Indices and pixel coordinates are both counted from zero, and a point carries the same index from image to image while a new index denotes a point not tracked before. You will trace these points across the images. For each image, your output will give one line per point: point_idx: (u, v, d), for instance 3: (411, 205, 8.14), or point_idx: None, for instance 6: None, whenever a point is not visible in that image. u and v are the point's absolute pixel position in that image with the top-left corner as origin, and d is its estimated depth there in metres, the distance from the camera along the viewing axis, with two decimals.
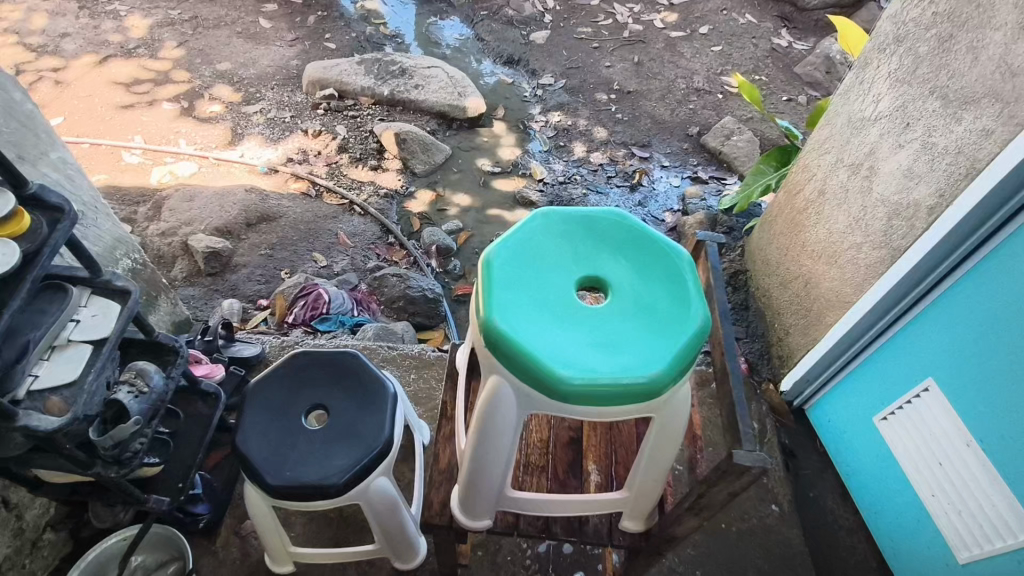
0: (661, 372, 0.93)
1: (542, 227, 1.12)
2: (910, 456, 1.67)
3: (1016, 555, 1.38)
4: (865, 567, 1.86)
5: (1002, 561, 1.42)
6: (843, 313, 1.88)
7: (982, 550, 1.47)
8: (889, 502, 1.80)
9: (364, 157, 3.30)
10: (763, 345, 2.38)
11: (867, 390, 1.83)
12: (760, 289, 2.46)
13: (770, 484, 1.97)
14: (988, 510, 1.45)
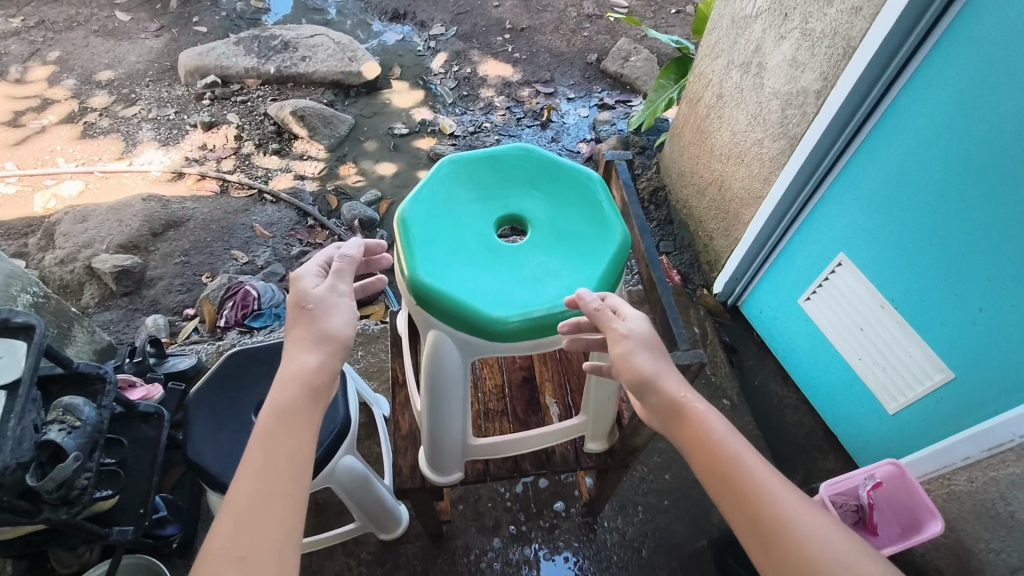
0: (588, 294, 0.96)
1: (451, 174, 1.11)
2: (835, 328, 1.81)
3: (934, 396, 1.53)
4: (814, 437, 2.02)
5: (923, 403, 1.57)
6: (757, 208, 1.98)
7: (906, 398, 1.62)
8: (822, 374, 1.94)
9: (264, 142, 3.14)
10: (692, 254, 2.47)
11: (791, 275, 1.95)
12: (680, 201, 2.53)
13: (718, 382, 2.08)
14: (906, 361, 1.59)
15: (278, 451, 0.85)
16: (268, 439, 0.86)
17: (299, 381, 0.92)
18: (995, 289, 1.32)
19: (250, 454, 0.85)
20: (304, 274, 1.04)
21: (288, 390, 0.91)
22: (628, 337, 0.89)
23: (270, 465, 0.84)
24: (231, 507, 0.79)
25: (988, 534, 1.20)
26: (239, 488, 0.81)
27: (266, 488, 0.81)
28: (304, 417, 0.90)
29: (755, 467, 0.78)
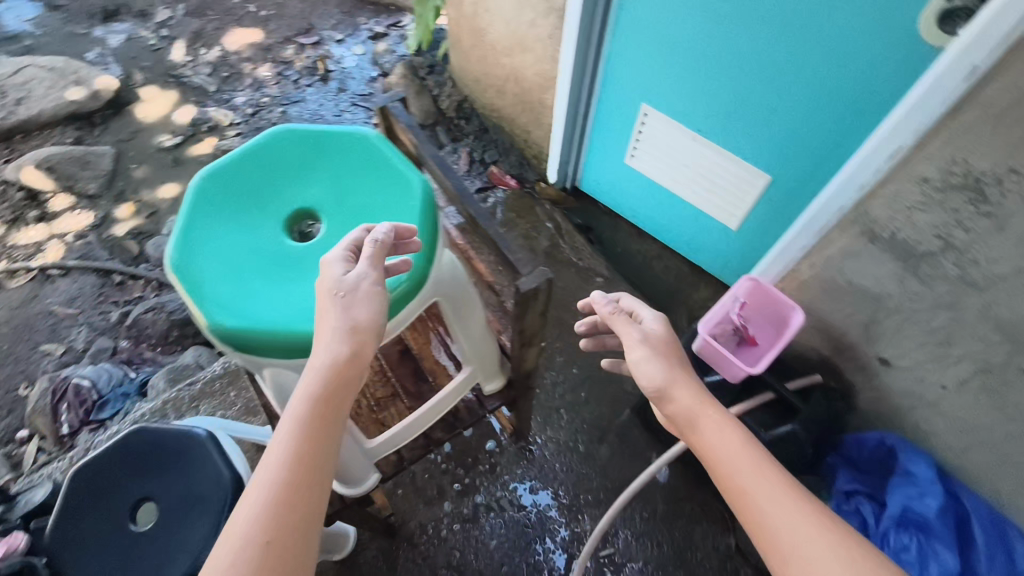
0: (407, 274, 0.91)
1: (211, 189, 0.97)
2: (666, 173, 1.93)
3: (765, 197, 1.72)
4: (682, 274, 2.18)
5: (759, 207, 1.76)
6: (554, 91, 1.98)
7: (745, 209, 1.80)
8: (669, 217, 2.09)
9: (17, 213, 2.65)
10: (517, 154, 2.44)
11: (611, 140, 2.02)
12: (485, 106, 2.46)
13: (587, 264, 2.14)
14: (735, 177, 1.75)
15: (305, 453, 0.77)
16: (298, 437, 0.78)
17: (342, 370, 0.82)
18: (768, 103, 1.48)
19: (275, 450, 0.77)
20: (332, 259, 0.87)
21: (316, 382, 0.81)
22: (648, 338, 0.97)
23: (297, 467, 0.76)
24: (247, 510, 0.72)
25: (838, 305, 1.35)
26: (258, 488, 0.74)
27: (291, 498, 0.74)
28: (338, 416, 0.81)
29: (737, 444, 0.84)
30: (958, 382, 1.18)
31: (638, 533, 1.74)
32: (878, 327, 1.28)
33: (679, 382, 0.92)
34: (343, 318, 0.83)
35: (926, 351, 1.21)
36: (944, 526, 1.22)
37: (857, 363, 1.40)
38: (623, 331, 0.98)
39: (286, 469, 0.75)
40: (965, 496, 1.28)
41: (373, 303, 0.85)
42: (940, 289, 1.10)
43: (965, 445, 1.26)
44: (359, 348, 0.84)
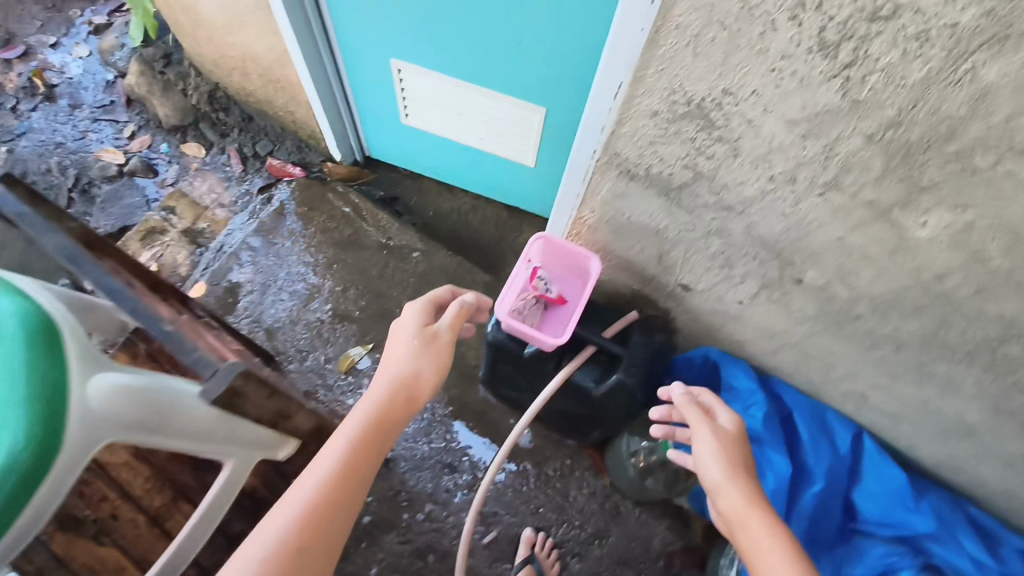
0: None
1: None
2: (447, 124, 1.77)
3: (547, 131, 1.63)
4: (501, 220, 2.09)
5: (545, 141, 1.67)
6: (293, 67, 1.70)
7: (533, 146, 1.71)
8: (468, 167, 1.96)
9: None
10: (291, 136, 2.15)
11: (379, 104, 1.81)
12: (238, 90, 2.12)
13: (399, 241, 1.97)
14: (512, 118, 1.64)
15: (343, 471, 0.88)
16: (344, 450, 0.90)
17: (387, 406, 0.95)
18: (511, 34, 1.37)
19: (333, 443, 0.91)
20: (411, 310, 1.08)
21: (382, 390, 0.97)
22: (720, 441, 0.96)
23: (332, 485, 0.86)
24: (286, 507, 0.84)
25: (628, 243, 1.26)
26: (297, 493, 0.85)
27: (319, 515, 0.84)
28: (375, 444, 0.93)
29: (738, 500, 0.90)
30: (751, 297, 1.14)
31: (518, 504, 1.70)
32: (670, 257, 1.21)
33: (706, 442, 0.96)
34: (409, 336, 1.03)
35: (715, 274, 1.15)
36: (769, 436, 1.24)
37: (664, 292, 1.34)
38: (696, 425, 0.98)
39: (319, 487, 0.86)
40: (783, 394, 1.29)
41: (437, 357, 1.02)
42: (706, 216, 1.02)
43: (775, 349, 1.24)
44: (409, 380, 0.98)
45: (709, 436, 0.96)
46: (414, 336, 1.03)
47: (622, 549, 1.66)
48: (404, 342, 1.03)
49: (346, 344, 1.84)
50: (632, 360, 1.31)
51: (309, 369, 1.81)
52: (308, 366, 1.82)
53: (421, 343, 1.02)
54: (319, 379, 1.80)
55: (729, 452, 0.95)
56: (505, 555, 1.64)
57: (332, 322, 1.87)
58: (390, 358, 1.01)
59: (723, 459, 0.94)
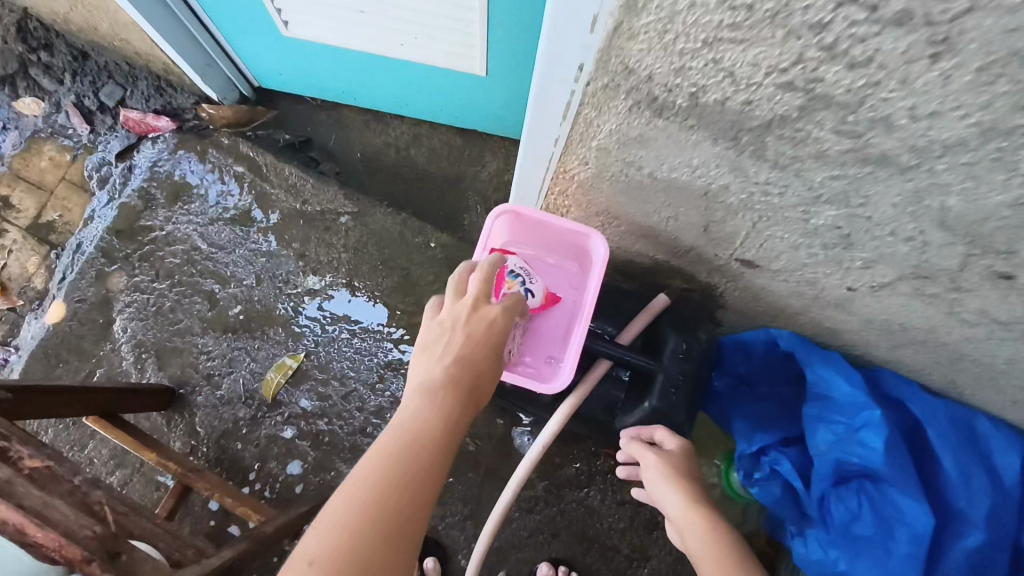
0: None
1: None
2: (345, 30, 1.21)
3: (493, 19, 1.06)
4: (454, 149, 1.53)
5: (493, 35, 1.11)
6: None
7: (477, 44, 1.15)
8: (394, 87, 1.40)
9: None
10: (146, 72, 1.53)
11: (242, 11, 1.23)
12: (51, 15, 1.48)
13: (319, 203, 1.45)
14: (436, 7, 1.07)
15: (399, 480, 0.59)
16: (402, 446, 0.61)
17: (458, 380, 0.65)
18: None
19: (392, 430, 0.62)
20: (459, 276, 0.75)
21: (441, 368, 0.66)
22: (664, 458, 0.80)
23: (383, 498, 0.58)
24: (320, 530, 0.56)
25: (647, 206, 0.75)
26: (335, 510, 0.57)
27: (366, 548, 0.55)
28: (445, 442, 0.63)
29: (683, 508, 0.75)
30: (872, 285, 0.66)
31: (529, 531, 1.31)
32: (722, 227, 0.71)
33: (648, 458, 0.80)
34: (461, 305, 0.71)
35: (811, 253, 0.66)
36: (895, 475, 0.82)
37: (708, 267, 0.85)
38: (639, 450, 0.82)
39: (365, 505, 0.57)
40: (909, 402, 0.85)
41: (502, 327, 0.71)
42: (814, 174, 0.52)
43: (896, 342, 0.78)
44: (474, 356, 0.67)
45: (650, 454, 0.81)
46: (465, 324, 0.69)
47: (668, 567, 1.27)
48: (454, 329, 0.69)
49: (269, 358, 1.36)
50: (669, 379, 0.86)
51: (222, 401, 1.34)
52: (221, 397, 1.34)
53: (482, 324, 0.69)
54: (239, 411, 1.33)
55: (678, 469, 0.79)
56: None
57: (244, 331, 1.38)
58: (453, 332, 0.68)
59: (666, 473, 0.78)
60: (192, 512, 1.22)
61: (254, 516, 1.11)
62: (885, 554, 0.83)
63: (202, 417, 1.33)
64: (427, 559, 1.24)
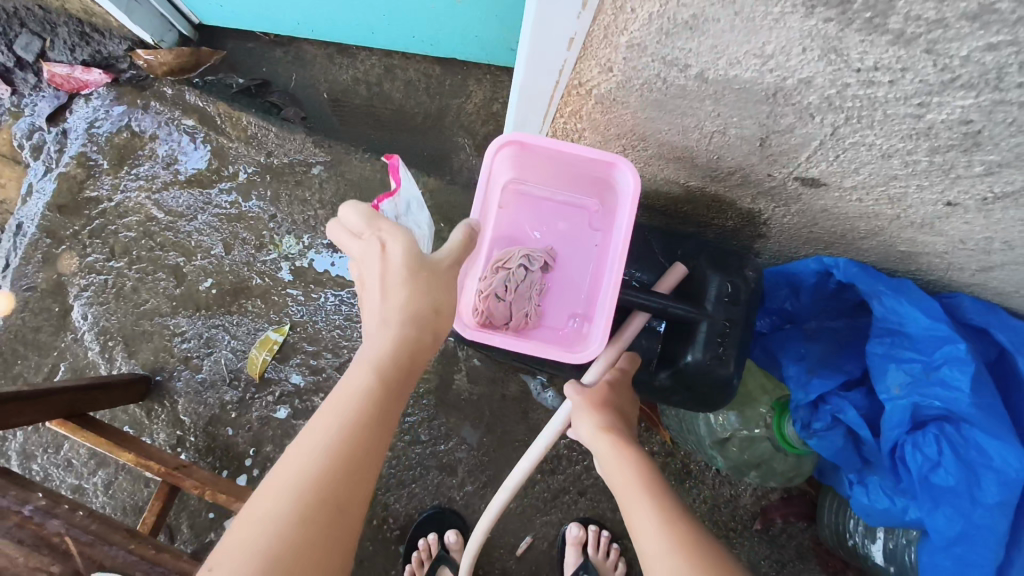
0: None
1: None
2: None
3: None
4: (434, 78, 1.34)
5: None
6: None
7: None
8: (356, 13, 1.20)
9: None
10: (67, 17, 1.33)
11: None
12: None
13: (285, 154, 1.27)
14: None
15: (334, 495, 0.49)
16: (328, 450, 0.50)
17: (408, 360, 0.55)
18: None
19: (333, 404, 0.53)
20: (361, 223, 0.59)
21: (385, 350, 0.55)
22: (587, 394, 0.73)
23: (308, 521, 0.48)
24: (237, 539, 0.47)
25: (686, 120, 0.60)
26: (253, 528, 0.47)
27: (314, 541, 0.47)
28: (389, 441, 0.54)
29: (599, 437, 0.69)
30: (982, 196, 0.53)
31: (553, 494, 1.18)
32: (787, 138, 0.56)
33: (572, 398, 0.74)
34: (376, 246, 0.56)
35: (909, 161, 0.52)
36: (985, 416, 0.68)
37: (755, 191, 0.70)
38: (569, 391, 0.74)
39: (308, 499, 0.48)
40: (995, 329, 0.71)
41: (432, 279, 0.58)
42: (956, 45, 0.38)
43: (991, 264, 0.65)
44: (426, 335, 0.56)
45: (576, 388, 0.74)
46: (392, 283, 0.54)
47: (706, 518, 1.14)
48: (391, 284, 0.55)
49: (250, 334, 1.22)
50: (714, 327, 0.73)
51: (204, 384, 1.21)
52: (202, 381, 1.21)
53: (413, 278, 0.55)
54: (225, 394, 1.20)
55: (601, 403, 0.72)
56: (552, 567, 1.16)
57: (218, 306, 1.23)
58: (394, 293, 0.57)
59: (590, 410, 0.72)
60: (187, 507, 1.12)
61: None
62: (971, 505, 0.69)
63: (184, 405, 1.20)
64: (448, 534, 1.15)
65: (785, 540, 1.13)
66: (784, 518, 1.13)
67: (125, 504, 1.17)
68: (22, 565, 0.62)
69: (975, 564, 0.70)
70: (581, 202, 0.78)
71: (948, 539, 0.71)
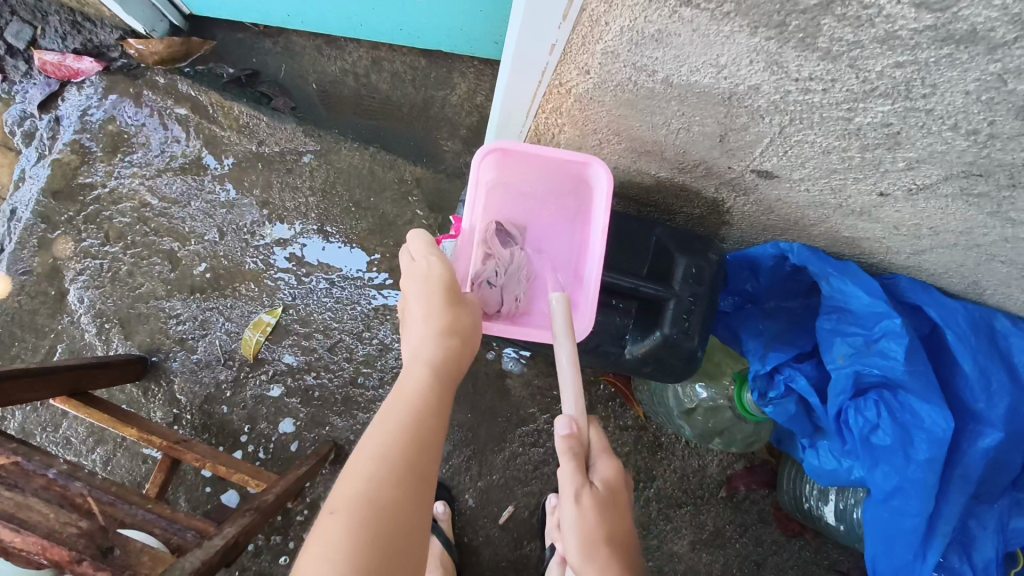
0: None
1: None
2: None
3: None
4: (420, 71, 1.38)
5: None
6: None
7: None
8: (347, 5, 1.25)
9: None
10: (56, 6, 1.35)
11: None
12: None
13: (276, 143, 1.32)
14: None
15: (414, 460, 0.58)
16: (409, 417, 0.60)
17: (455, 356, 0.66)
18: None
19: (397, 394, 0.62)
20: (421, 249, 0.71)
21: (436, 349, 0.65)
22: (595, 506, 0.64)
23: (406, 465, 0.58)
24: (341, 495, 0.55)
25: (655, 118, 0.67)
26: (359, 482, 0.56)
27: (402, 495, 0.56)
28: (446, 418, 0.63)
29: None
30: (908, 187, 0.61)
31: (534, 466, 1.25)
32: (743, 135, 0.63)
33: (567, 508, 0.64)
34: (427, 268, 0.69)
35: (845, 157, 0.60)
36: (916, 383, 0.77)
37: (718, 181, 0.78)
38: (569, 491, 0.64)
39: (392, 464, 0.57)
40: (927, 306, 0.80)
41: (464, 303, 0.69)
42: (872, 62, 0.45)
43: (921, 248, 0.73)
44: (467, 338, 0.68)
45: (575, 497, 0.64)
46: (445, 290, 0.67)
47: (676, 486, 1.22)
48: (436, 293, 0.67)
49: (244, 316, 1.27)
50: (680, 305, 0.82)
51: (199, 364, 1.26)
52: (197, 361, 1.26)
53: (458, 288, 0.69)
54: (220, 374, 1.25)
55: (598, 523, 0.64)
56: (533, 533, 1.23)
57: (213, 289, 1.28)
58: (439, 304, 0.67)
59: (587, 533, 0.64)
60: (184, 482, 1.17)
61: (251, 481, 1.03)
62: (905, 462, 0.78)
63: (181, 384, 1.25)
64: (436, 504, 1.20)
65: (748, 506, 1.22)
66: (747, 486, 1.22)
67: (124, 479, 1.21)
68: (54, 520, 0.64)
69: (908, 514, 0.79)
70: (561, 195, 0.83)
71: (886, 492, 0.80)
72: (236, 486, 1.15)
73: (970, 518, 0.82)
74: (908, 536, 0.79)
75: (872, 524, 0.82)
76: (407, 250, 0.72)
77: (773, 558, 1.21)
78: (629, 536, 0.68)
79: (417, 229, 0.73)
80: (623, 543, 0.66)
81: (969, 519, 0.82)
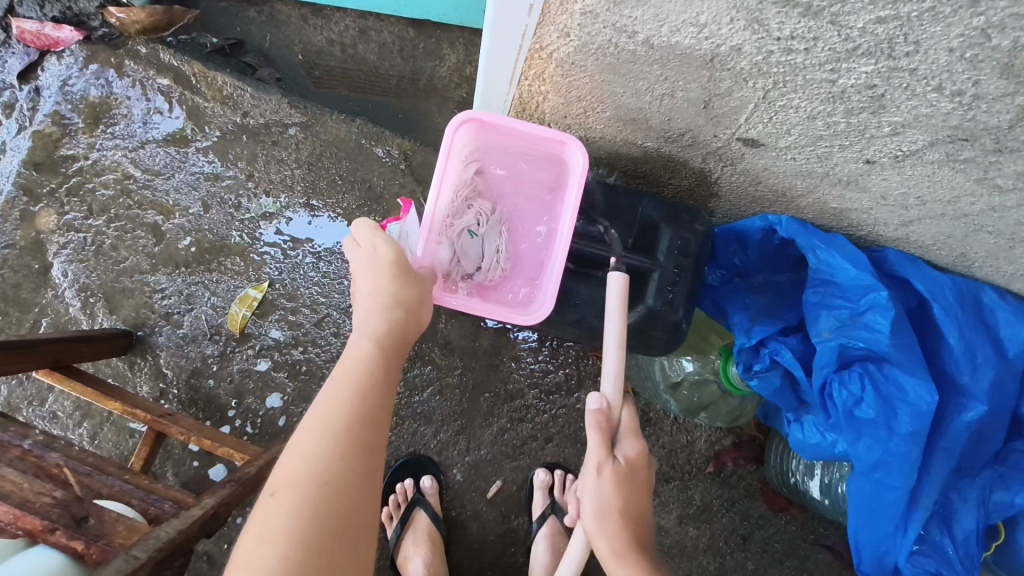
0: None
1: None
2: None
3: None
4: (408, 43, 1.36)
5: None
6: None
7: None
8: None
9: None
10: None
11: None
12: None
13: (261, 116, 1.29)
14: None
15: (358, 432, 0.58)
16: (354, 391, 0.60)
17: (399, 329, 0.66)
18: None
19: (340, 371, 0.62)
20: (365, 234, 0.70)
21: (382, 325, 0.65)
22: (616, 482, 0.66)
23: (351, 439, 0.57)
24: (286, 474, 0.55)
25: (639, 83, 0.66)
26: (302, 460, 0.55)
27: (348, 470, 0.56)
28: (393, 391, 0.63)
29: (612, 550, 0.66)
30: (895, 153, 0.59)
31: (522, 441, 1.25)
32: (727, 101, 0.62)
33: (588, 478, 0.67)
34: (374, 248, 0.69)
35: (830, 123, 0.58)
36: (902, 356, 0.77)
37: (705, 151, 0.76)
38: (593, 463, 0.66)
39: (338, 439, 0.57)
40: (914, 279, 0.79)
41: (410, 277, 0.68)
42: (854, 18, 0.44)
43: (909, 219, 0.72)
44: (411, 312, 0.68)
45: (597, 468, 0.66)
46: (390, 265, 0.68)
47: (664, 461, 1.22)
48: (383, 272, 0.67)
49: (230, 291, 1.26)
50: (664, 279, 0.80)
51: (185, 339, 1.25)
52: (183, 335, 1.25)
53: (404, 263, 0.69)
54: (206, 348, 1.25)
55: (619, 500, 0.66)
56: (520, 508, 1.23)
57: (198, 264, 1.26)
58: (383, 279, 0.67)
59: (603, 504, 0.66)
60: (172, 456, 1.17)
61: (237, 454, 1.02)
62: (888, 435, 0.78)
63: (167, 358, 1.24)
64: (424, 479, 1.21)
65: (736, 481, 1.22)
66: (734, 462, 1.22)
67: (111, 453, 1.21)
68: (27, 489, 0.64)
69: (891, 487, 0.78)
70: (531, 163, 0.82)
71: (868, 466, 0.79)
72: (223, 460, 1.15)
73: (953, 491, 0.82)
74: (891, 509, 0.79)
75: (855, 497, 0.81)
76: (352, 239, 0.71)
77: (760, 532, 1.22)
78: (646, 512, 0.69)
79: (359, 219, 0.71)
80: (639, 517, 0.68)
81: (950, 492, 0.82)
